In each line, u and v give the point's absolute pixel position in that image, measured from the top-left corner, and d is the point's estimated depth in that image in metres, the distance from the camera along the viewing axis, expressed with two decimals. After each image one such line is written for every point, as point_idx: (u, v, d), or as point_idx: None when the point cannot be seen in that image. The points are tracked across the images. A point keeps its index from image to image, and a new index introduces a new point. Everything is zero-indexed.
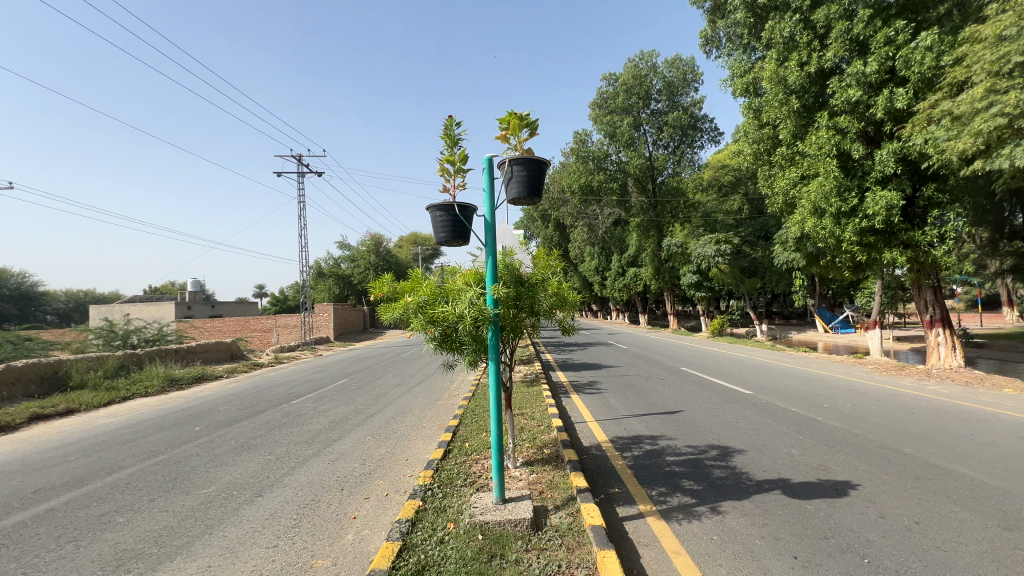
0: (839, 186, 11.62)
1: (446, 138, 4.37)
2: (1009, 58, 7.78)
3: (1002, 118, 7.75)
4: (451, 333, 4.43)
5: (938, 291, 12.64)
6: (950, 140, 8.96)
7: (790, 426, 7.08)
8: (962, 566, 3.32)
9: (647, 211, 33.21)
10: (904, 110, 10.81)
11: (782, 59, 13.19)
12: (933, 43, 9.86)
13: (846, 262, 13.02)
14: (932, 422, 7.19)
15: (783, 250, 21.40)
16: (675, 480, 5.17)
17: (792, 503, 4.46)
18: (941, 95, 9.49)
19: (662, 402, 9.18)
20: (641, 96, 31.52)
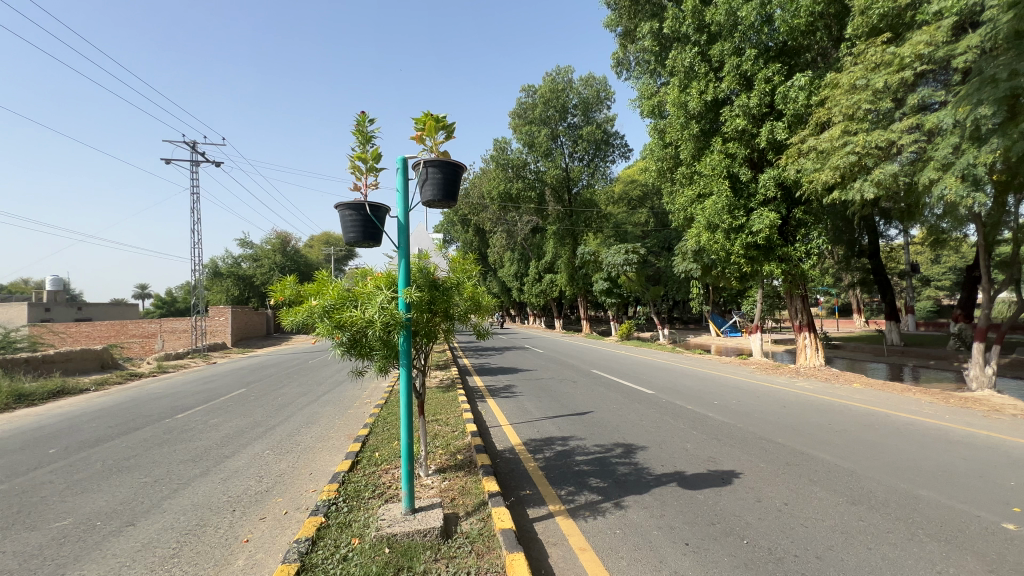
0: (730, 205, 12.99)
1: (358, 135, 4.18)
2: (862, 105, 9.28)
3: (854, 155, 9.20)
4: (360, 338, 4.23)
5: (806, 300, 14.53)
6: (816, 171, 10.39)
7: (685, 422, 7.70)
8: (820, 539, 3.82)
9: (563, 220, 34.45)
10: (781, 141, 12.33)
11: (683, 86, 14.37)
12: (802, 85, 11.47)
13: (734, 273, 14.50)
14: (800, 414, 8.21)
15: (682, 260, 23.32)
16: (583, 479, 5.38)
17: (686, 493, 4.85)
18: (808, 132, 10.96)
19: (574, 404, 9.53)
20: (558, 109, 32.70)
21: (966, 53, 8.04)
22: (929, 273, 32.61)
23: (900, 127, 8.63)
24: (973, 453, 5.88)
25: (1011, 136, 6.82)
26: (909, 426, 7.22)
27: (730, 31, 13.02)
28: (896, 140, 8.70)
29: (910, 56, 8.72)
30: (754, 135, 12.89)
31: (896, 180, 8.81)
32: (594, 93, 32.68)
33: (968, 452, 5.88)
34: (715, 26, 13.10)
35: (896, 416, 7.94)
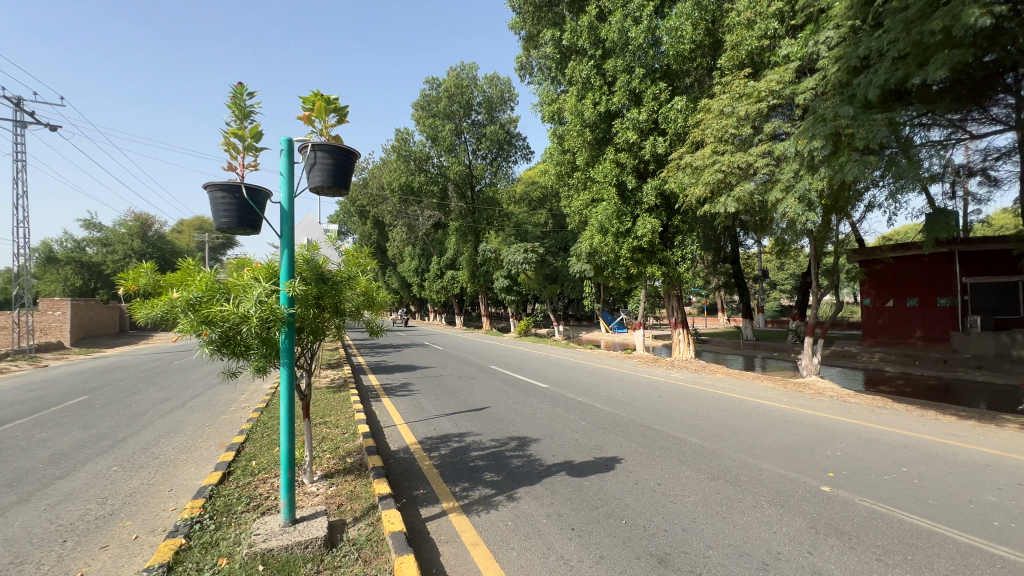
0: (619, 211, 14.04)
1: (234, 109, 3.74)
2: (728, 130, 10.58)
3: (721, 173, 10.46)
4: (233, 335, 3.80)
5: (680, 299, 16.21)
6: (690, 184, 11.62)
7: (575, 414, 8.14)
8: (686, 514, 4.27)
9: (466, 217, 34.47)
10: (663, 156, 13.60)
11: (580, 96, 15.16)
12: (681, 106, 12.78)
13: (622, 274, 15.68)
14: (674, 402, 9.13)
15: (577, 261, 24.63)
16: (477, 474, 5.43)
17: (574, 481, 5.13)
18: (685, 149, 12.20)
19: (472, 400, 9.58)
20: (462, 105, 32.57)
21: (807, 94, 9.60)
22: (775, 279, 38.40)
23: (755, 152, 10.04)
24: (803, 429, 7.02)
25: (834, 167, 8.27)
26: (757, 409, 8.41)
27: (623, 49, 14.00)
28: (752, 162, 10.08)
29: (766, 91, 10.14)
30: (641, 148, 13.99)
31: (752, 197, 10.19)
32: (498, 93, 33.06)
33: (799, 429, 7.02)
34: (610, 43, 14.00)
35: (748, 401, 9.20)
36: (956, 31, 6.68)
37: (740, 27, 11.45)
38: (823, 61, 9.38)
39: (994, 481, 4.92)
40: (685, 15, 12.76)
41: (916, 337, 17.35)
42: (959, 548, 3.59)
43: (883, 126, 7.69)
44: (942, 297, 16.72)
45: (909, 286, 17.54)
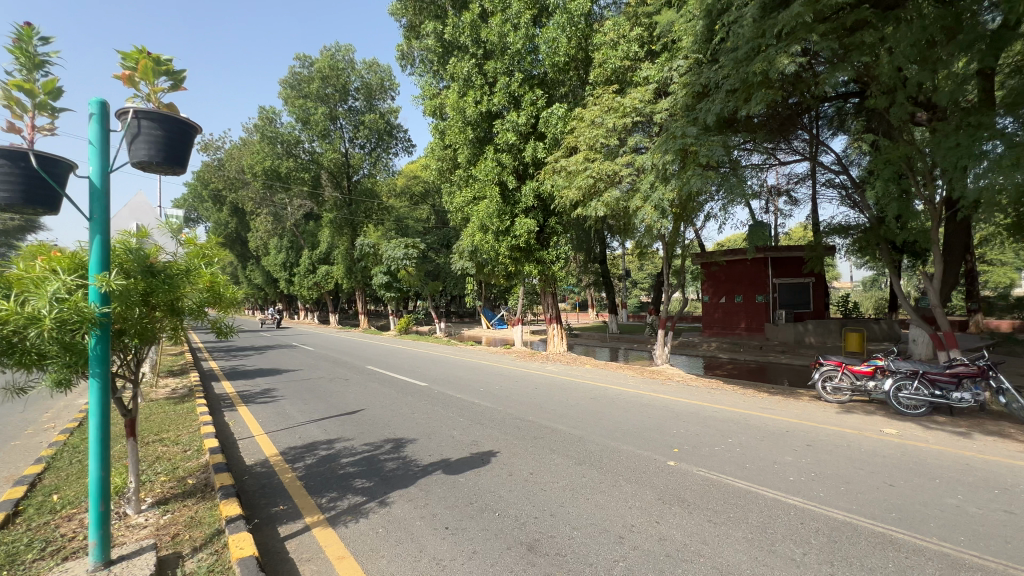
0: (499, 210, 14.34)
1: (17, 55, 2.97)
2: (598, 140, 11.42)
3: (591, 179, 11.26)
4: (18, 341, 3.01)
5: (555, 296, 17.15)
6: (565, 188, 12.31)
7: (453, 411, 8.12)
8: (555, 500, 4.50)
9: (341, 209, 32.33)
10: (540, 159, 14.23)
11: (462, 93, 15.12)
12: (557, 114, 13.50)
13: (501, 272, 16.06)
14: (547, 393, 9.61)
15: (460, 258, 24.67)
16: (347, 481, 5.10)
17: (449, 479, 5.10)
18: (560, 154, 12.88)
19: (344, 403, 9.00)
20: (338, 89, 30.38)
21: (662, 113, 10.80)
22: (636, 278, 42.86)
23: (620, 162, 11.00)
24: (655, 412, 7.90)
25: (683, 179, 9.42)
26: (619, 396, 9.26)
27: (503, 52, 14.32)
28: (618, 171, 11.03)
29: (630, 107, 11.16)
30: (520, 150, 14.45)
31: (617, 202, 11.13)
32: (378, 80, 31.51)
33: (652, 412, 7.88)
34: (491, 44, 14.21)
35: (612, 389, 10.06)
36: (772, 72, 8.09)
37: (607, 46, 12.48)
38: (675, 86, 10.69)
39: (791, 444, 6.05)
40: (560, 28, 13.49)
41: (741, 328, 20.71)
42: (767, 503, 4.34)
43: (719, 146, 8.99)
44: (759, 294, 20.18)
45: (736, 286, 20.84)
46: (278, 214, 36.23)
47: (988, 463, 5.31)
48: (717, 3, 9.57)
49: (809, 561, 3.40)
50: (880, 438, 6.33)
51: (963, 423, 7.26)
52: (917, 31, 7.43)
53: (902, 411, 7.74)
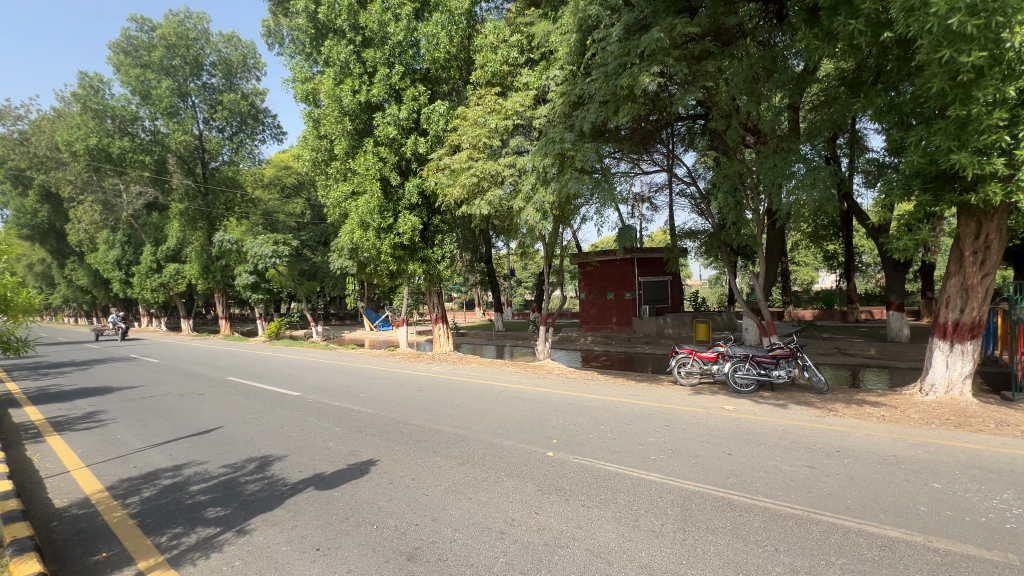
0: (381, 206, 13.70)
1: None
2: (482, 140, 11.51)
3: (475, 179, 11.32)
4: None
5: (441, 296, 16.92)
6: (449, 187, 12.18)
7: (329, 421, 7.53)
8: (438, 504, 4.41)
9: (194, 199, 28.20)
10: (423, 156, 13.92)
11: (338, 80, 14.20)
12: (440, 111, 13.33)
13: (384, 271, 15.35)
14: (433, 395, 9.40)
15: (339, 256, 23.09)
16: (197, 512, 4.43)
17: (322, 495, 4.70)
18: (443, 152, 12.72)
19: (196, 422, 7.84)
20: (188, 61, 26.44)
21: (542, 119, 11.26)
22: (521, 277, 44.26)
23: (503, 163, 11.21)
24: (536, 405, 8.20)
25: (561, 181, 9.91)
26: (503, 392, 9.45)
27: (383, 42, 13.73)
28: (501, 171, 11.22)
29: (512, 111, 11.44)
30: (402, 145, 13.98)
31: (500, 202, 11.31)
32: (239, 56, 28.08)
33: (534, 406, 8.17)
34: (369, 32, 13.53)
35: (498, 386, 10.22)
36: (636, 88, 8.92)
37: (488, 49, 12.65)
38: (552, 94, 11.22)
39: (653, 426, 6.72)
40: (441, 24, 13.37)
41: (613, 322, 22.58)
42: (632, 482, 4.75)
43: (592, 153, 9.66)
44: (628, 291, 22.20)
45: (608, 284, 22.65)
46: (107, 202, 30.38)
47: (797, 428, 6.46)
48: (589, 20, 10.38)
49: (666, 531, 3.79)
50: (721, 414, 7.34)
51: (781, 396, 8.74)
52: (746, 66, 8.75)
53: (737, 389, 9.07)
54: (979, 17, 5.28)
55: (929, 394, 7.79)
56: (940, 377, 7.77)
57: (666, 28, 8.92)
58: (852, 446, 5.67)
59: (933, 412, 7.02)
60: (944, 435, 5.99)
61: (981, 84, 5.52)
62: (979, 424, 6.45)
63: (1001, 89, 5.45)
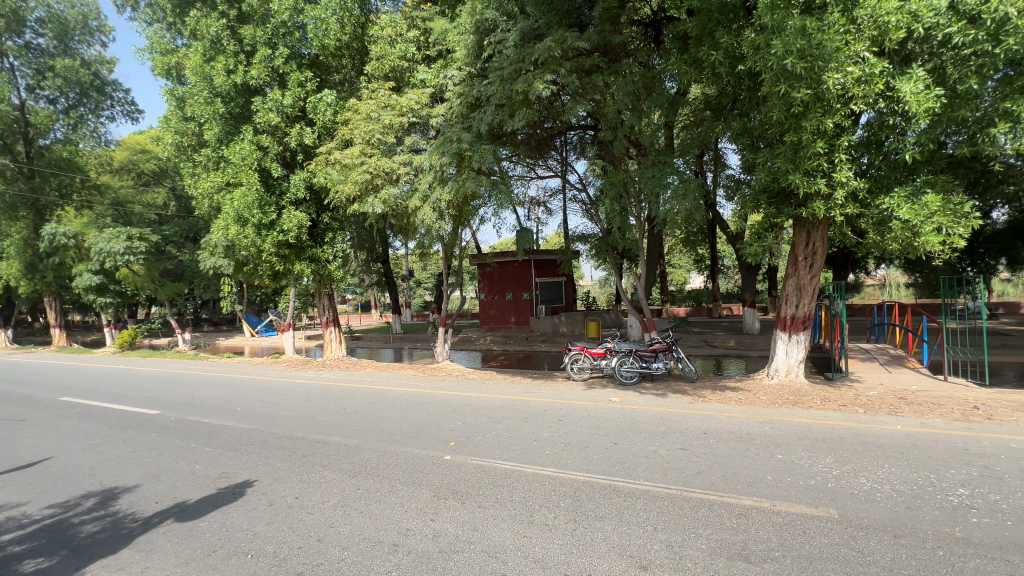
0: (261, 200, 12.40)
1: None
2: (376, 135, 11.00)
3: (369, 175, 10.78)
4: None
5: (332, 297, 15.84)
6: (340, 182, 11.43)
7: (196, 441, 6.63)
8: (324, 522, 4.09)
9: (13, 182, 23.10)
10: (311, 148, 12.93)
11: (209, 57, 12.65)
12: (330, 101, 12.52)
13: (266, 271, 13.94)
14: (322, 404, 8.74)
15: (211, 254, 20.52)
16: (9, 568, 3.60)
17: (184, 527, 4.12)
18: (334, 145, 11.94)
19: (12, 455, 6.39)
20: (4, 14, 21.60)
21: (438, 118, 11.11)
22: (420, 278, 43.28)
23: (398, 160, 10.83)
24: (433, 409, 8.04)
25: (458, 181, 9.86)
26: (399, 397, 9.12)
27: (264, 21, 12.50)
28: (396, 169, 10.82)
29: (407, 107, 11.12)
30: (286, 134, 12.84)
31: (395, 200, 10.91)
32: (78, 16, 23.65)
33: (431, 409, 8.00)
34: (247, 7, 12.23)
35: (394, 391, 9.83)
36: (531, 94, 9.20)
37: (384, 42, 12.18)
38: (449, 94, 11.12)
39: (547, 421, 6.98)
40: (330, 9, 12.54)
41: (512, 322, 23.07)
42: (527, 478, 4.86)
43: (489, 155, 9.78)
44: (525, 292, 22.84)
45: (507, 284, 23.08)
46: None
47: (672, 415, 7.14)
48: (485, 23, 10.73)
49: (558, 522, 3.93)
50: (608, 406, 7.85)
51: (659, 386, 9.61)
52: (629, 84, 9.50)
53: (624, 382, 9.78)
54: (806, 60, 6.32)
55: (774, 378, 9.12)
56: (781, 363, 9.14)
57: (558, 39, 9.34)
58: (716, 427, 6.42)
59: (777, 394, 8.23)
60: (785, 413, 7.05)
61: (808, 117, 6.59)
62: (810, 401, 7.69)
63: (823, 121, 6.55)
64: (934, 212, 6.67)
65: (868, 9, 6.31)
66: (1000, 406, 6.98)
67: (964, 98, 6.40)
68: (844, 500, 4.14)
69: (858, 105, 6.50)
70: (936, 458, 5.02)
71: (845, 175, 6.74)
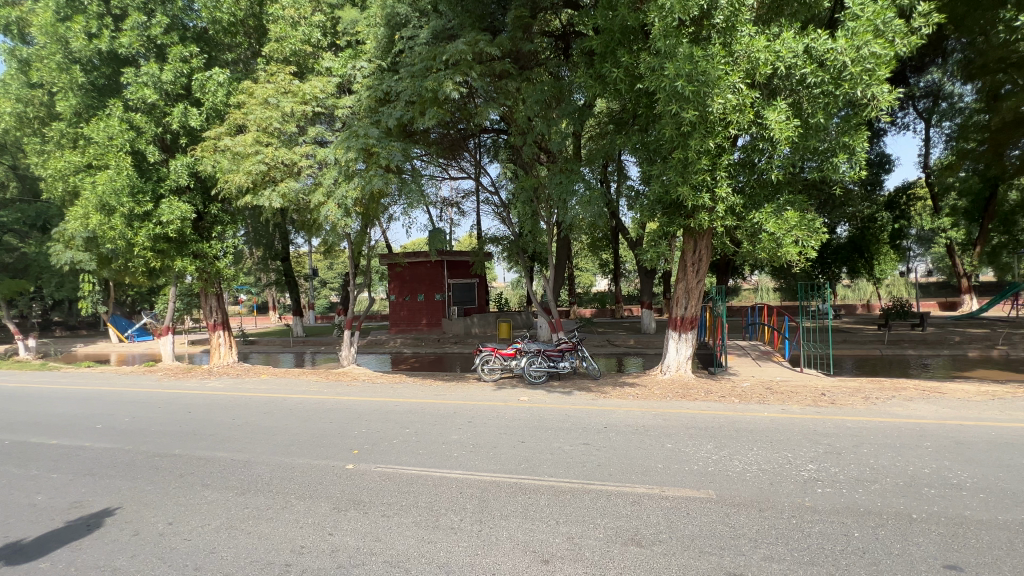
0: (133, 186, 10.83)
1: None
2: (273, 122, 10.15)
3: (264, 165, 9.89)
4: None
5: (221, 298, 14.30)
6: (231, 171, 10.34)
7: (39, 466, 5.61)
8: (203, 548, 3.67)
9: None
10: (196, 131, 11.59)
11: (64, 16, 10.82)
12: (221, 80, 11.36)
13: (138, 267, 12.20)
14: (205, 416, 7.86)
15: (67, 247, 17.54)
16: None
17: (19, 571, 3.46)
18: (224, 130, 10.82)
19: None
20: None
21: (345, 110, 10.57)
22: (325, 277, 40.80)
23: (299, 151, 10.11)
24: (335, 416, 7.61)
25: (365, 177, 9.48)
26: (297, 405, 8.49)
27: None
28: (297, 161, 10.09)
29: (310, 95, 10.43)
30: (166, 114, 11.43)
31: (295, 194, 10.19)
32: None
33: (333, 416, 7.57)
34: None
35: (293, 398, 9.15)
36: (441, 93, 9.13)
37: (285, 23, 11.35)
38: (357, 85, 10.64)
39: (455, 423, 6.94)
40: None
41: (423, 323, 22.63)
42: (433, 483, 4.78)
43: (398, 152, 9.51)
44: (438, 293, 22.51)
45: (418, 285, 22.59)
46: None
47: (576, 412, 7.48)
48: (397, 17, 10.52)
49: (464, 525, 3.91)
50: (516, 406, 8.02)
51: (566, 384, 10.02)
52: (538, 91, 9.82)
53: (532, 381, 10.05)
54: (693, 85, 6.99)
55: (666, 374, 9.95)
56: (672, 360, 9.99)
57: (470, 41, 9.38)
58: (616, 421, 6.84)
59: (669, 388, 8.98)
60: (675, 405, 7.72)
61: (695, 136, 7.29)
62: (696, 394, 8.51)
63: (706, 142, 7.30)
64: (793, 227, 7.74)
65: (743, 45, 7.16)
66: (840, 392, 8.28)
67: (815, 129, 7.49)
68: (720, 481, 4.64)
69: (735, 129, 7.33)
70: (793, 440, 5.81)
71: (724, 191, 7.57)
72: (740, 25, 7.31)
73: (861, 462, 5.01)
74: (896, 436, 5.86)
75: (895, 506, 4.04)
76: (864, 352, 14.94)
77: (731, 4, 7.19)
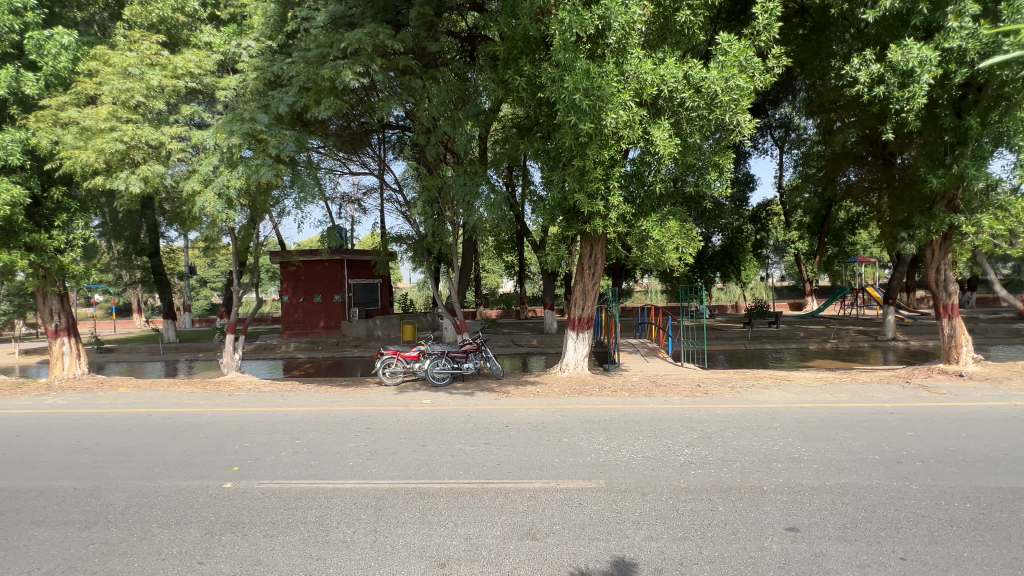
0: None
1: None
2: (135, 95, 8.83)
3: (122, 144, 8.53)
4: None
5: (66, 299, 12.09)
6: (77, 149, 8.77)
7: None
8: None
9: None
10: (31, 99, 9.68)
11: None
12: (66, 43, 9.63)
13: None
14: (38, 440, 6.56)
15: None
16: None
17: None
18: (69, 100, 9.18)
19: None
20: None
21: (227, 90, 9.57)
22: (204, 276, 36.53)
23: (170, 132, 8.93)
24: (212, 430, 6.82)
25: (251, 166, 8.68)
26: (164, 420, 7.48)
27: None
28: (166, 142, 8.90)
29: (183, 70, 9.28)
30: None
31: (163, 180, 8.97)
32: None
33: (209, 431, 6.77)
34: None
35: (159, 413, 8.01)
36: (338, 83, 8.65)
37: None
38: (243, 65, 9.71)
39: (352, 431, 6.60)
40: None
41: (320, 326, 21.23)
42: (324, 495, 4.50)
43: (291, 142, 8.86)
44: (336, 294, 21.25)
45: (315, 285, 21.16)
46: None
47: (478, 412, 7.52)
48: None
49: (357, 537, 3.74)
50: (419, 409, 7.85)
51: (469, 385, 10.03)
52: (443, 92, 9.77)
53: (436, 384, 9.89)
54: (590, 99, 7.43)
55: (565, 372, 10.41)
56: (571, 359, 10.49)
57: (370, 32, 9.03)
58: (516, 420, 7.01)
59: (568, 385, 9.41)
60: (572, 401, 8.10)
61: (591, 147, 7.76)
62: (592, 390, 9.02)
63: (600, 153, 7.80)
64: (674, 236, 8.56)
65: (633, 66, 7.76)
66: (712, 383, 9.32)
67: (692, 148, 8.37)
68: (609, 470, 4.96)
69: (625, 144, 7.90)
70: (672, 428, 6.42)
71: (615, 200, 8.18)
72: (630, 48, 7.90)
73: (726, 444, 5.69)
74: (753, 419, 6.76)
75: (750, 481, 4.64)
76: (733, 347, 17.00)
77: (623, 28, 7.74)
